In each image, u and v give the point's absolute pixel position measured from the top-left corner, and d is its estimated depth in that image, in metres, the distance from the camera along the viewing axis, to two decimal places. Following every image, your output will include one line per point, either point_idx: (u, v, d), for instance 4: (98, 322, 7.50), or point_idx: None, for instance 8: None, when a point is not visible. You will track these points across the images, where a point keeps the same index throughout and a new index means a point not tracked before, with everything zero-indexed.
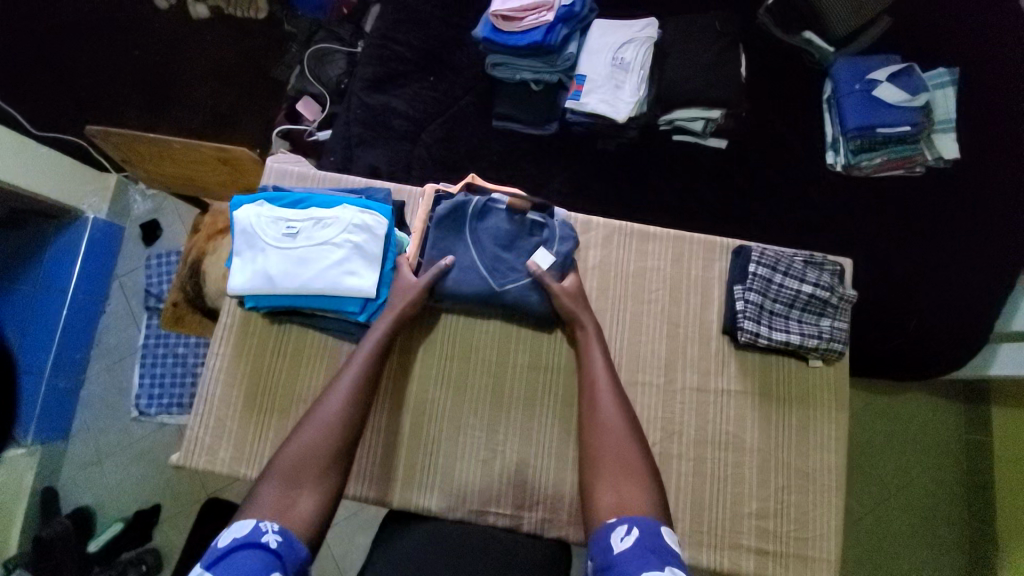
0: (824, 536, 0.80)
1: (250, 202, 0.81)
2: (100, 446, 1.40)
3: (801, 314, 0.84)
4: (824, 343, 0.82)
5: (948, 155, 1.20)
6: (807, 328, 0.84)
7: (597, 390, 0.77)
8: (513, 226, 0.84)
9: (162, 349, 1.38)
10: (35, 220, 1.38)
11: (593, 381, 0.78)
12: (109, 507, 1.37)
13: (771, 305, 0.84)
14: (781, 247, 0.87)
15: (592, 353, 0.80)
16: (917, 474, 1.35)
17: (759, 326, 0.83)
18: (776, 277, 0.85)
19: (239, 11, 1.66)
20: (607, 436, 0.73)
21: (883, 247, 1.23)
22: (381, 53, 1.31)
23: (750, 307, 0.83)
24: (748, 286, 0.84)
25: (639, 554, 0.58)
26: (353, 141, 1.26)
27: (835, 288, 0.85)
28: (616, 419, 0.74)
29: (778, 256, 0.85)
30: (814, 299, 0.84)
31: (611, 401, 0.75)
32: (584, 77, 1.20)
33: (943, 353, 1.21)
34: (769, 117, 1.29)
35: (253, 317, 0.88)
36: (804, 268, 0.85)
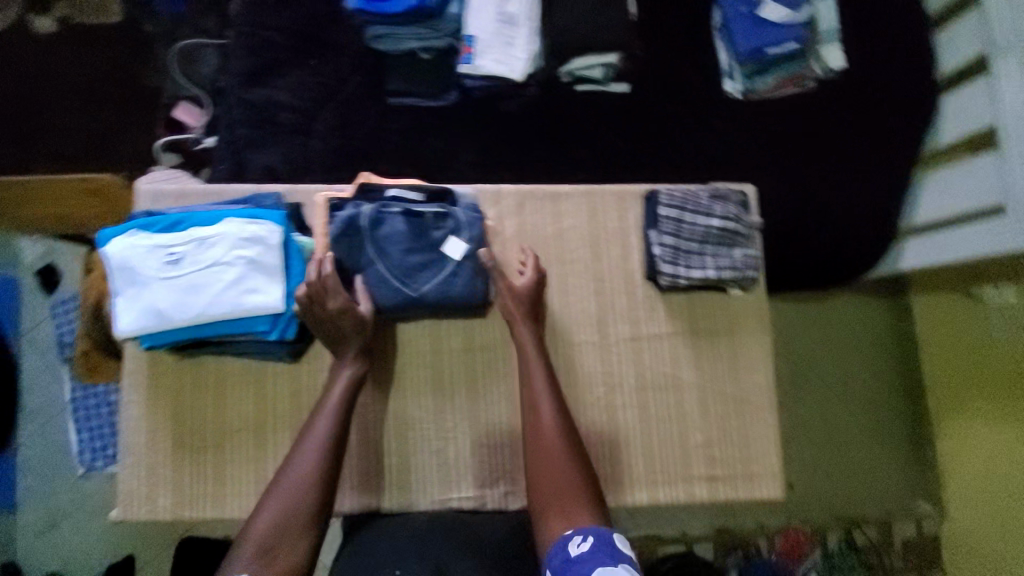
0: (765, 450, 0.86)
1: (122, 233, 0.74)
2: (52, 512, 1.30)
3: (715, 249, 0.86)
4: (739, 273, 0.86)
5: (834, 65, 1.25)
6: (723, 263, 0.86)
7: (537, 401, 0.77)
8: (413, 223, 0.77)
9: (92, 400, 1.30)
10: None
11: (533, 395, 0.78)
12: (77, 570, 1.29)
13: (687, 245, 0.86)
14: (687, 185, 0.89)
15: (533, 370, 0.79)
16: (852, 369, 1.47)
17: (676, 267, 0.85)
18: (686, 216, 0.86)
19: (92, 19, 1.47)
20: (546, 453, 0.75)
21: (789, 165, 1.28)
22: (252, 42, 1.21)
23: (666, 250, 0.85)
24: (661, 230, 0.86)
25: (597, 560, 0.62)
26: (240, 144, 1.19)
27: (740, 219, 0.88)
28: (552, 436, 0.75)
29: (685, 196, 0.87)
30: (725, 232, 0.86)
31: (552, 416, 0.76)
32: (472, 38, 1.17)
33: (856, 256, 1.28)
34: (666, 53, 1.29)
35: (161, 356, 0.81)
36: (710, 203, 0.87)
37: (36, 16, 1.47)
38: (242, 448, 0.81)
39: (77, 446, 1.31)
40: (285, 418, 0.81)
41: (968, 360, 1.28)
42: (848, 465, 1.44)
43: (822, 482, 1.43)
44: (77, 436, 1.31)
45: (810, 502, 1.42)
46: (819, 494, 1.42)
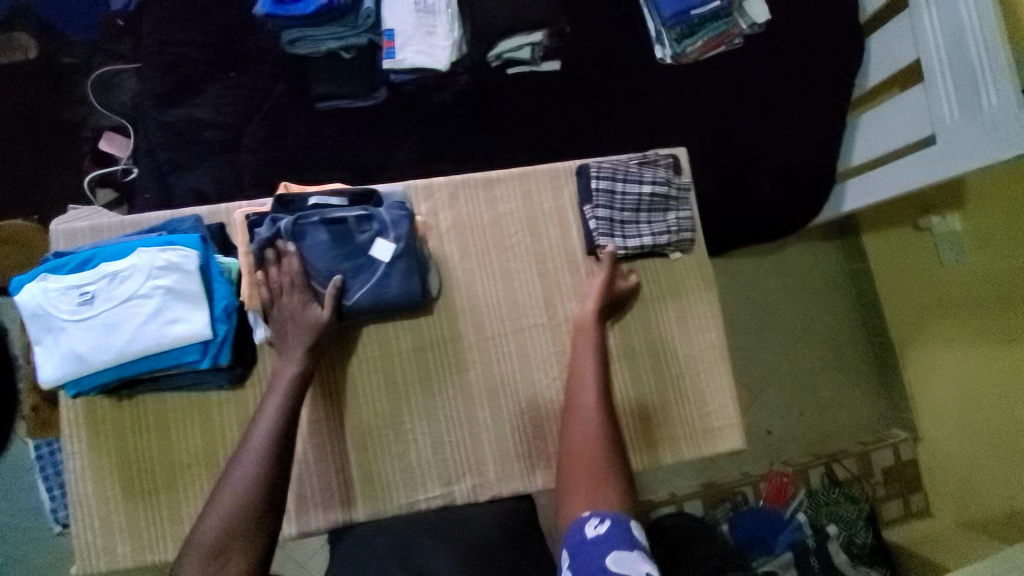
0: (722, 405, 0.87)
1: (31, 279, 0.70)
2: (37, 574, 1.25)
3: (649, 215, 0.88)
4: (675, 236, 0.87)
5: (760, 19, 1.24)
6: (658, 228, 0.87)
7: (584, 380, 0.78)
8: (337, 229, 0.75)
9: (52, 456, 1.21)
10: None
11: (582, 372, 0.79)
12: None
13: (621, 215, 0.87)
14: (616, 156, 0.89)
15: (583, 349, 0.81)
16: (816, 313, 1.50)
17: (613, 238, 0.85)
18: (617, 188, 0.87)
19: (1, 57, 1.39)
20: (582, 434, 0.73)
21: (727, 123, 1.29)
22: (164, 61, 1.17)
23: (601, 224, 0.86)
24: (595, 204, 0.86)
25: (613, 545, 0.59)
26: (164, 168, 1.14)
27: (670, 182, 0.89)
28: (589, 416, 0.75)
29: (614, 166, 0.88)
30: (656, 198, 0.88)
31: (593, 393, 0.77)
32: (392, 32, 1.13)
33: (800, 205, 1.30)
34: (594, 24, 1.27)
35: (98, 400, 0.78)
36: (640, 169, 0.88)
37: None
38: (195, 481, 0.78)
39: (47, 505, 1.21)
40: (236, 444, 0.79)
41: (921, 290, 1.30)
42: (821, 408, 1.47)
43: (799, 426, 1.46)
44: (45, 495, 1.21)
45: (789, 445, 1.45)
46: (797, 436, 1.45)
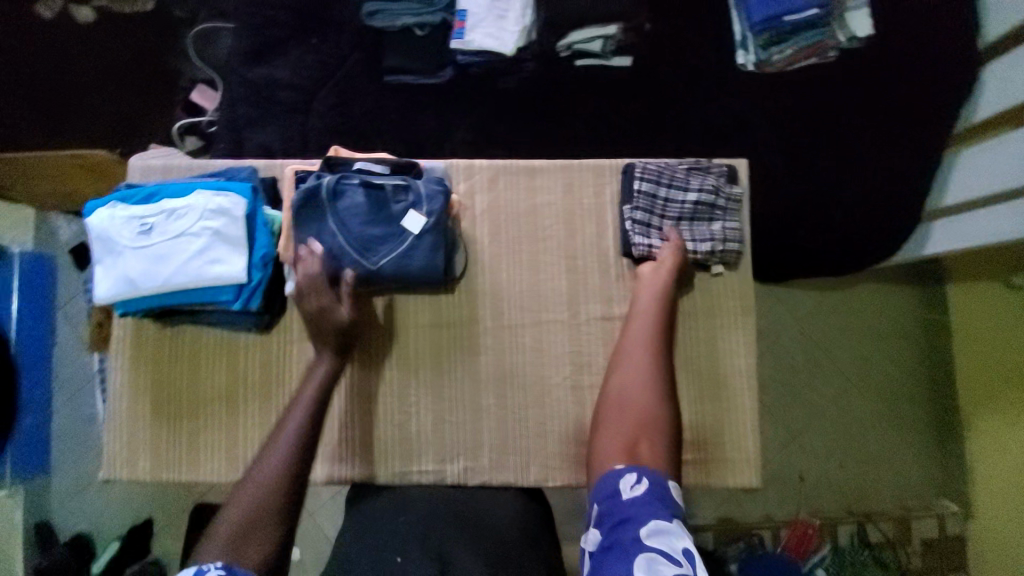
0: (741, 436, 0.81)
1: (102, 205, 0.77)
2: (83, 475, 1.47)
3: (691, 223, 0.84)
4: (719, 246, 0.82)
5: (862, 33, 1.15)
6: (700, 237, 0.82)
7: (635, 349, 0.76)
8: (373, 195, 0.76)
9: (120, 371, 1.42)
10: None
11: (638, 337, 0.77)
12: (102, 532, 1.46)
13: (660, 220, 0.83)
14: (665, 158, 0.86)
15: (638, 318, 0.78)
16: (878, 362, 1.36)
17: (649, 240, 0.82)
18: (660, 192, 0.84)
19: (125, 6, 1.54)
20: (631, 398, 0.73)
21: (805, 142, 1.19)
22: (256, 22, 1.24)
23: (638, 225, 0.83)
24: (634, 205, 0.83)
25: (650, 507, 0.63)
26: (241, 123, 1.22)
27: (719, 191, 0.84)
28: (642, 381, 0.74)
29: (661, 168, 0.84)
30: (700, 206, 0.83)
31: (646, 360, 0.75)
32: (464, 13, 1.15)
33: (877, 241, 1.17)
34: (676, 22, 1.21)
35: (144, 324, 0.85)
36: (688, 175, 0.84)
37: (77, 7, 1.54)
38: (215, 415, 0.84)
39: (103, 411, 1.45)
40: (257, 386, 0.84)
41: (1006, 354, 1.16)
42: (869, 465, 1.34)
43: (839, 479, 1.33)
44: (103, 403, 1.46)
45: (824, 494, 1.33)
46: (834, 489, 1.33)
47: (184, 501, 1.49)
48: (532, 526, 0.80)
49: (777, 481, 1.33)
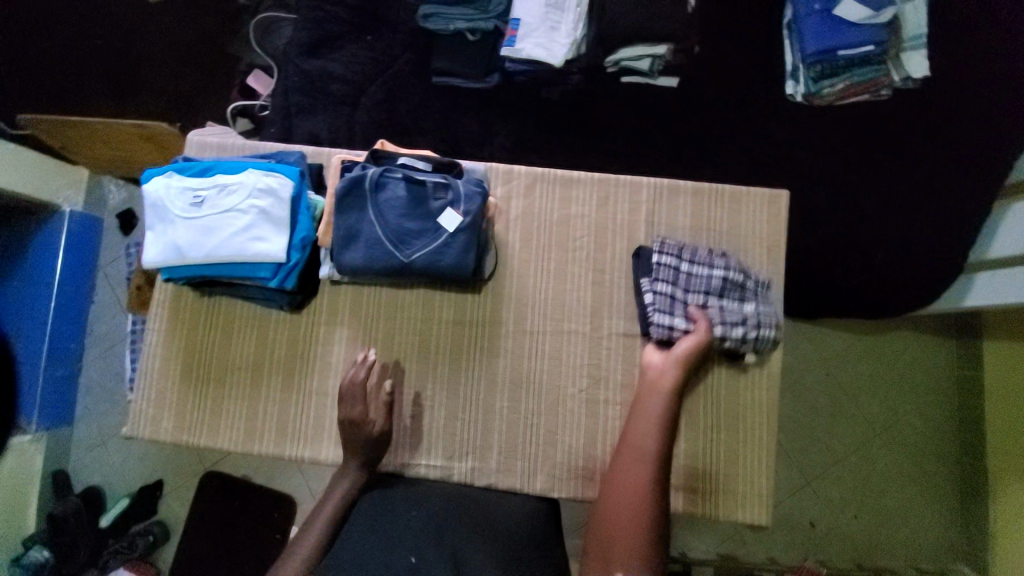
0: (755, 471, 0.80)
1: (159, 174, 0.81)
2: (103, 429, 1.57)
3: (720, 301, 0.80)
4: (751, 330, 0.78)
5: (916, 74, 1.10)
6: (731, 318, 0.78)
7: (642, 444, 0.73)
8: (414, 190, 0.78)
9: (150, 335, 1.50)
10: (22, 219, 1.52)
11: (641, 435, 0.74)
12: (114, 485, 1.55)
13: (683, 296, 0.81)
14: (687, 238, 0.85)
15: (649, 408, 0.75)
16: (903, 413, 1.32)
17: (671, 318, 0.80)
18: (683, 265, 0.81)
19: None
20: (625, 495, 0.70)
21: (847, 180, 1.17)
22: (315, 14, 1.27)
23: (659, 299, 0.81)
24: (654, 277, 0.81)
25: None
26: (292, 110, 1.26)
27: (746, 271, 0.82)
28: (642, 481, 0.71)
29: (681, 245, 0.83)
30: (729, 283, 0.80)
31: (650, 453, 0.72)
32: (517, 21, 1.13)
33: (913, 288, 1.14)
34: (725, 50, 1.21)
35: (184, 291, 0.90)
36: (712, 253, 0.83)
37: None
38: (239, 383, 0.88)
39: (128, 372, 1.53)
40: (281, 361, 0.88)
41: None
42: (884, 519, 1.29)
43: (852, 531, 1.29)
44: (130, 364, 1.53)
45: (835, 546, 1.28)
46: (846, 542, 1.28)
47: (195, 468, 1.54)
48: (548, 526, 0.79)
49: (785, 523, 1.29)
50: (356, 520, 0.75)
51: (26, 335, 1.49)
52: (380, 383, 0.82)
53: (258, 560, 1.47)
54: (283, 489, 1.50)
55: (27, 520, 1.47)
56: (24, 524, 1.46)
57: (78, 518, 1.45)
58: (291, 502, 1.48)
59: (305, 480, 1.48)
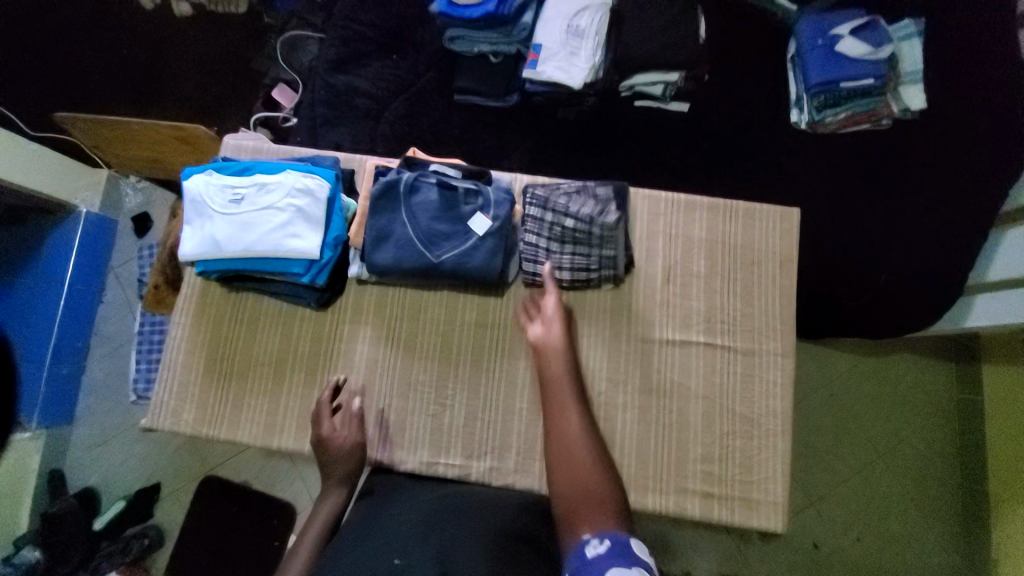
0: (769, 479, 0.81)
1: (200, 172, 0.84)
2: (104, 430, 1.56)
3: (573, 249, 0.85)
4: (594, 275, 0.85)
5: (915, 106, 1.18)
6: (578, 263, 0.85)
7: (564, 412, 0.77)
8: (445, 195, 0.82)
9: (155, 336, 1.50)
10: (35, 217, 1.54)
11: (559, 405, 0.78)
12: (111, 488, 1.52)
13: (546, 244, 0.85)
14: (552, 184, 0.88)
15: (558, 375, 0.80)
16: (905, 434, 1.34)
17: (535, 265, 0.85)
18: (545, 215, 0.85)
19: (222, 7, 1.68)
20: (573, 458, 0.73)
21: (849, 204, 1.22)
22: (344, 33, 1.34)
23: (528, 248, 0.85)
24: (522, 228, 0.86)
25: (611, 562, 0.56)
26: (318, 121, 1.30)
27: (599, 218, 0.85)
28: (577, 441, 0.74)
29: (544, 194, 0.86)
30: (581, 232, 0.84)
31: (575, 413, 0.77)
32: (539, 46, 1.20)
33: (915, 311, 1.18)
34: (733, 79, 1.28)
35: (212, 286, 0.92)
36: (568, 202, 0.86)
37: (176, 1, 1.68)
38: (261, 378, 0.89)
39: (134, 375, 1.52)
40: (305, 358, 0.89)
41: None
42: (889, 541, 1.29)
43: (856, 552, 1.29)
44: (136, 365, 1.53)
45: (839, 567, 1.28)
46: (850, 564, 1.28)
47: (194, 472, 1.52)
48: None
49: (789, 543, 1.29)
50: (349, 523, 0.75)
51: (31, 333, 1.48)
52: (349, 402, 0.86)
53: (254, 569, 1.44)
54: (281, 495, 1.48)
55: (19, 520, 1.43)
56: (17, 523, 1.43)
57: (74, 518, 1.43)
58: (289, 509, 1.46)
59: (305, 485, 1.46)
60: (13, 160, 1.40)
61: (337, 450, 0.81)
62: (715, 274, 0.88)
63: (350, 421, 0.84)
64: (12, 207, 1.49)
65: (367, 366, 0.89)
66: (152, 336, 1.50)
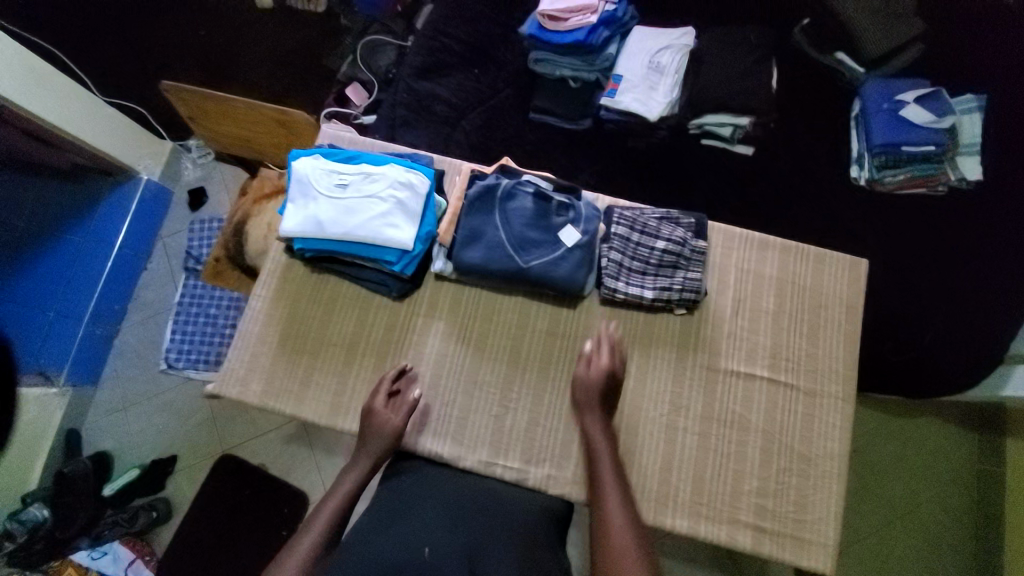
0: (823, 521, 0.83)
1: (307, 156, 0.89)
2: (126, 395, 1.57)
3: (657, 271, 0.88)
4: (676, 295, 0.87)
5: (971, 177, 1.23)
6: (660, 283, 0.88)
7: (605, 491, 0.76)
8: (540, 205, 0.87)
9: (195, 307, 1.54)
10: (93, 177, 1.55)
11: (600, 484, 0.77)
12: (127, 454, 1.53)
13: (630, 263, 0.89)
14: (642, 208, 0.93)
15: (600, 456, 0.80)
16: (925, 498, 1.33)
17: (617, 282, 0.88)
18: (633, 234, 0.90)
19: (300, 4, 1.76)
20: (612, 545, 0.70)
21: (900, 263, 1.25)
22: (431, 44, 1.40)
23: (610, 265, 0.88)
24: (608, 244, 0.89)
25: None
26: (397, 122, 1.36)
27: (689, 243, 0.89)
28: (615, 526, 0.72)
29: (637, 216, 0.91)
30: (668, 255, 0.88)
31: (616, 498, 0.75)
32: (620, 77, 1.27)
33: (958, 373, 1.20)
34: (797, 130, 1.33)
35: (295, 266, 0.95)
36: (659, 226, 0.90)
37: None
38: (332, 359, 0.91)
39: (168, 343, 1.52)
40: (376, 345, 0.92)
41: None
42: None
43: None
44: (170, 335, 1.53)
45: None
46: None
47: (213, 449, 1.52)
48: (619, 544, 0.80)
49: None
50: (385, 508, 0.76)
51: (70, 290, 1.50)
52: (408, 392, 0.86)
53: (259, 555, 1.42)
54: (297, 483, 1.47)
55: (30, 477, 1.39)
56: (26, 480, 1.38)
57: (87, 481, 1.42)
58: (303, 498, 1.45)
59: (322, 477, 1.45)
60: (88, 120, 1.44)
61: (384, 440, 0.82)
62: (783, 312, 0.91)
63: (402, 409, 0.84)
64: (76, 164, 1.51)
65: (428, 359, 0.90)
66: (191, 308, 1.53)
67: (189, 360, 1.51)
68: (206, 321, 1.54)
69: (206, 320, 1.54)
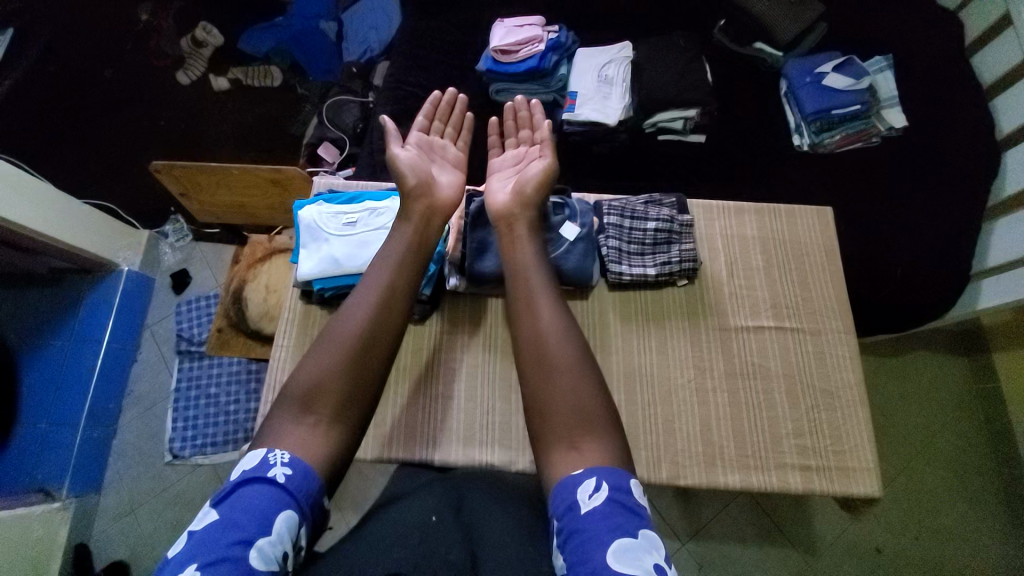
0: (859, 447, 0.88)
1: (311, 204, 0.95)
2: (132, 496, 1.47)
3: (654, 249, 0.96)
4: (677, 267, 0.95)
5: (897, 124, 1.39)
6: (660, 260, 0.95)
7: (536, 302, 0.74)
8: None
9: (194, 391, 1.49)
10: (72, 278, 1.53)
11: (528, 298, 0.75)
12: (140, 557, 1.42)
13: (628, 247, 0.96)
14: (626, 197, 1.01)
15: (534, 278, 0.77)
16: (939, 428, 1.37)
17: (621, 265, 0.94)
18: (624, 220, 0.97)
19: (255, 81, 1.83)
20: (556, 359, 0.68)
21: (859, 209, 1.36)
22: (394, 93, 1.50)
23: (611, 251, 0.95)
24: (606, 233, 0.96)
25: (609, 518, 0.54)
26: (377, 168, 1.42)
27: (677, 218, 0.97)
28: (555, 343, 0.69)
29: (624, 204, 0.99)
30: (661, 232, 0.96)
31: (555, 311, 0.73)
32: (575, 93, 1.40)
33: (937, 299, 1.29)
34: (739, 114, 1.48)
35: (313, 312, 0.98)
36: (646, 209, 0.98)
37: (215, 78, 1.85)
38: None
39: (171, 432, 1.48)
40: (409, 370, 0.94)
41: None
42: (940, 537, 1.28)
43: (917, 554, 1.27)
44: (172, 423, 1.49)
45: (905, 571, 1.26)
46: (914, 566, 1.26)
47: None
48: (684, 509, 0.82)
49: (848, 544, 1.28)
50: None
51: (63, 393, 1.44)
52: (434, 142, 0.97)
53: None
54: None
55: None
56: None
57: None
58: None
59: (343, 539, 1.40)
60: (67, 222, 1.41)
61: (412, 178, 0.87)
62: (772, 266, 0.99)
63: (429, 146, 0.95)
64: (54, 268, 1.49)
65: (467, 134, 1.03)
66: (188, 392, 1.49)
67: (195, 446, 1.45)
68: (208, 403, 1.48)
69: (207, 401, 1.48)
